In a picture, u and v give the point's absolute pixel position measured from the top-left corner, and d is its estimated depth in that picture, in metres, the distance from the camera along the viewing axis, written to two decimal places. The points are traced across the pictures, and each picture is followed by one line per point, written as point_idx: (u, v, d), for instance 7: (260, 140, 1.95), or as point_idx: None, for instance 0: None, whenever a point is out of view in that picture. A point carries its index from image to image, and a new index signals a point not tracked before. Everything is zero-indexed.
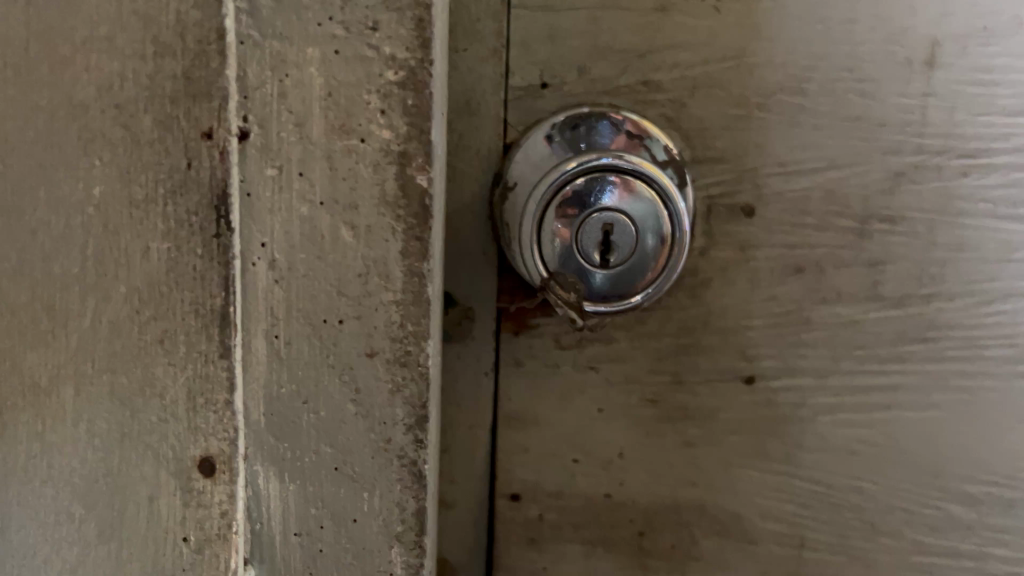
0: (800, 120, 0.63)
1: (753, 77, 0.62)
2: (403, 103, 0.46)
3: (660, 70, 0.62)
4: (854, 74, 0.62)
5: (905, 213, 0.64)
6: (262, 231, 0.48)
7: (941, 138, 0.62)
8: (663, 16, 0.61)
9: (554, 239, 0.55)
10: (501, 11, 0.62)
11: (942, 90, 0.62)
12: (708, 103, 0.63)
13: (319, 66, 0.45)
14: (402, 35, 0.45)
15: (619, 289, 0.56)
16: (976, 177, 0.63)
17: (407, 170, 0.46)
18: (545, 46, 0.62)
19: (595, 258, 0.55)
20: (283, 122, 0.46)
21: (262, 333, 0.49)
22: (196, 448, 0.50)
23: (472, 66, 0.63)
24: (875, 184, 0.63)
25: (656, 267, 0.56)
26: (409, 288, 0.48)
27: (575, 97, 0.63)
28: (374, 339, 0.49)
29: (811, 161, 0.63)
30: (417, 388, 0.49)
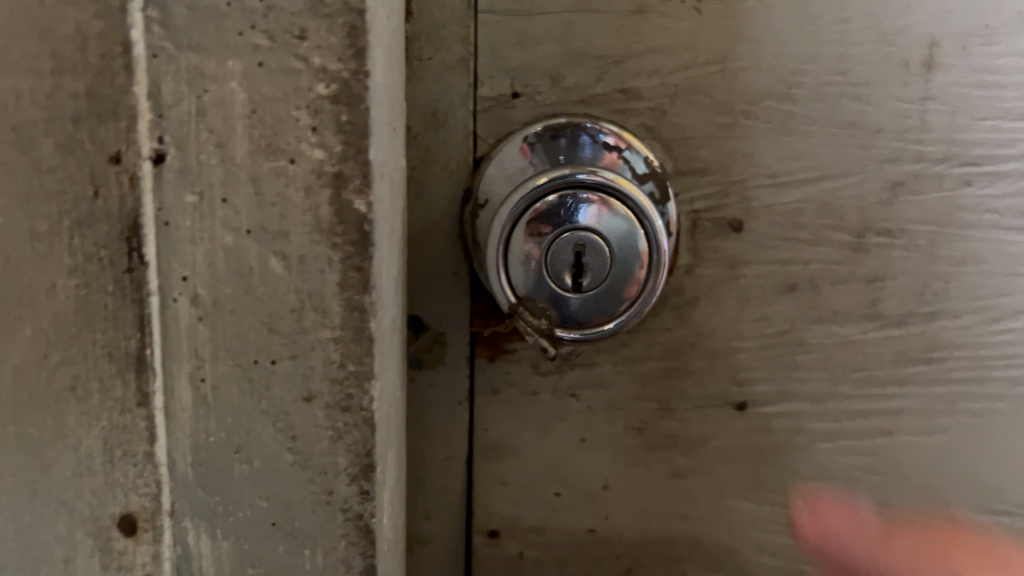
0: (791, 127, 0.58)
1: (738, 82, 0.58)
2: (336, 119, 0.41)
3: (638, 76, 0.58)
4: (846, 77, 0.57)
5: (905, 225, 0.59)
6: (182, 264, 0.43)
7: (943, 145, 0.58)
8: (640, 19, 0.57)
9: (523, 261, 0.51)
10: (467, 16, 0.58)
11: (943, 93, 0.57)
12: (691, 110, 0.58)
13: (241, 79, 0.41)
14: (333, 44, 0.40)
15: (593, 316, 0.52)
16: (981, 186, 0.59)
17: (344, 194, 0.42)
18: (515, 52, 0.58)
19: (567, 281, 0.51)
20: (202, 143, 0.42)
21: (186, 376, 0.44)
22: (115, 506, 0.46)
23: (438, 75, 0.59)
24: (872, 196, 0.59)
25: (633, 291, 0.51)
26: (349, 324, 0.43)
27: (550, 107, 0.59)
28: (310, 382, 0.44)
29: (803, 171, 0.59)
30: (361, 435, 0.45)
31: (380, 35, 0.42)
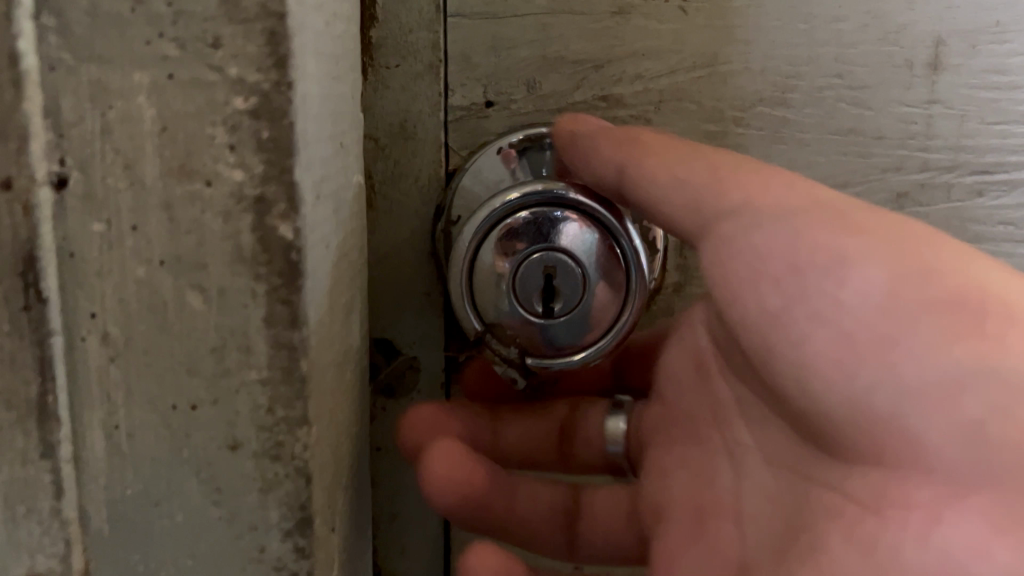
0: (785, 134, 0.54)
1: (728, 87, 0.54)
2: (257, 137, 0.33)
3: (620, 81, 0.54)
4: (844, 80, 0.53)
5: None
6: (90, 299, 0.36)
7: (950, 152, 0.54)
8: (621, 20, 0.53)
9: (490, 280, 0.47)
10: (436, 19, 0.54)
11: (949, 96, 0.53)
12: (677, 118, 0.54)
13: (150, 94, 0.33)
14: (251, 52, 0.32)
15: (562, 346, 0.47)
16: (993, 196, 0.55)
17: (268, 219, 0.34)
18: (488, 58, 0.54)
19: (536, 305, 0.47)
20: (109, 165, 0.34)
21: (98, 425, 0.37)
22: (19, 566, 0.39)
23: (406, 83, 0.55)
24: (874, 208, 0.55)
25: (606, 324, 0.47)
26: (277, 364, 0.36)
27: (526, 116, 0.55)
28: (236, 428, 0.37)
29: None
30: (294, 487, 0.37)
31: (326, 42, 0.37)
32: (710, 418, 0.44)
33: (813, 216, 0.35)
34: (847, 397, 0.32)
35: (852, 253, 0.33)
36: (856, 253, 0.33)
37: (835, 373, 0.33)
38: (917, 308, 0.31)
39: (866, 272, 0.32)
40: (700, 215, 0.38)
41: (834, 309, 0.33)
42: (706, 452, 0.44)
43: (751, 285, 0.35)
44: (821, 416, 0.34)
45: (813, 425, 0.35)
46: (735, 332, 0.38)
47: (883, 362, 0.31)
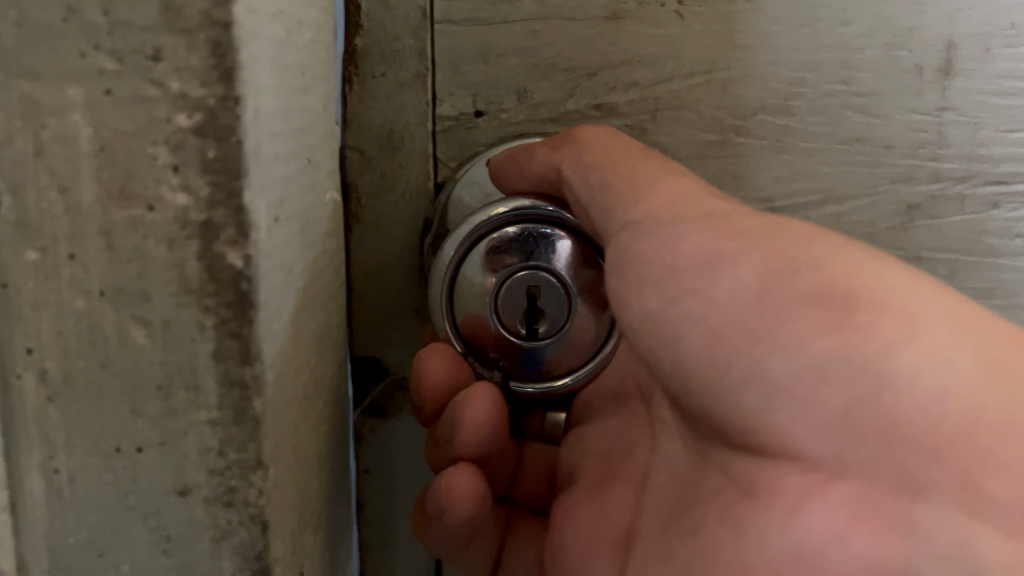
0: (789, 144, 0.51)
1: (728, 94, 0.51)
2: (202, 156, 0.29)
3: (615, 89, 0.51)
4: (851, 86, 0.50)
5: (922, 253, 0.52)
6: (28, 331, 0.31)
7: (962, 161, 0.51)
8: (615, 26, 0.50)
9: (469, 296, 0.46)
10: (422, 26, 0.51)
11: (962, 103, 0.50)
12: (674, 127, 0.52)
13: (84, 110, 0.28)
14: (194, 66, 0.28)
15: (543, 369, 0.46)
16: (1010, 209, 0.51)
17: (215, 247, 0.30)
18: (477, 67, 0.51)
19: (516, 325, 0.46)
20: (40, 187, 0.29)
21: (37, 468, 0.33)
22: None
23: (391, 93, 0.52)
24: (883, 219, 0.52)
25: (589, 350, 0.46)
26: (228, 404, 0.32)
27: (517, 127, 0.52)
28: (185, 473, 0.33)
29: (804, 193, 0.52)
30: (247, 535, 0.33)
31: (293, 53, 0.34)
32: (632, 390, 0.46)
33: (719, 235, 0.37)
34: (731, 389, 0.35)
35: (724, 255, 0.36)
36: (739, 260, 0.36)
37: (712, 368, 0.36)
38: (773, 302, 0.34)
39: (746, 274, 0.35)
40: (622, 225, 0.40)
41: (705, 305, 0.36)
42: (634, 435, 0.44)
43: (640, 291, 0.39)
44: (714, 410, 0.37)
45: (710, 416, 0.37)
46: (647, 344, 0.40)
47: (755, 354, 0.34)
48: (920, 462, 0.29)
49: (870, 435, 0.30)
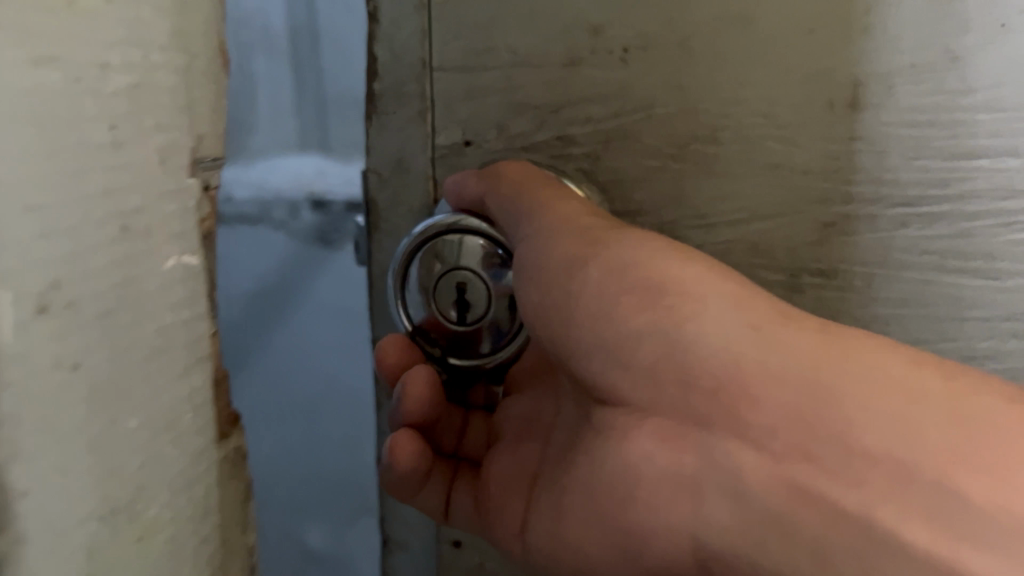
0: (720, 169, 0.59)
1: (667, 127, 0.59)
2: None
3: (574, 124, 0.60)
4: (772, 120, 0.57)
5: (839, 266, 0.59)
6: None
7: (873, 185, 0.57)
8: (573, 71, 0.59)
9: (421, 264, 0.59)
10: (423, 73, 0.63)
11: (871, 133, 0.56)
12: (624, 154, 0.60)
13: None
14: None
15: (453, 343, 0.60)
16: (916, 229, 0.57)
17: None
18: (465, 105, 0.63)
19: (445, 303, 0.59)
20: None
21: None
22: None
23: (400, 126, 0.65)
24: (803, 236, 0.59)
25: (490, 348, 0.59)
26: None
27: (496, 153, 0.63)
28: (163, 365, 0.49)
29: (733, 211, 0.60)
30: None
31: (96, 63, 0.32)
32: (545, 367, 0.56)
33: (578, 241, 0.49)
34: (586, 360, 0.47)
35: (581, 259, 0.47)
36: (586, 261, 0.47)
37: (573, 346, 0.48)
38: (611, 292, 0.46)
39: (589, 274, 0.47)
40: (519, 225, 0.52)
41: (567, 297, 0.48)
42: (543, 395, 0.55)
43: (526, 287, 0.50)
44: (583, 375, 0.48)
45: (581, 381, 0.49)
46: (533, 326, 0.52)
47: (597, 332, 0.46)
48: (701, 401, 0.42)
49: (669, 381, 0.43)
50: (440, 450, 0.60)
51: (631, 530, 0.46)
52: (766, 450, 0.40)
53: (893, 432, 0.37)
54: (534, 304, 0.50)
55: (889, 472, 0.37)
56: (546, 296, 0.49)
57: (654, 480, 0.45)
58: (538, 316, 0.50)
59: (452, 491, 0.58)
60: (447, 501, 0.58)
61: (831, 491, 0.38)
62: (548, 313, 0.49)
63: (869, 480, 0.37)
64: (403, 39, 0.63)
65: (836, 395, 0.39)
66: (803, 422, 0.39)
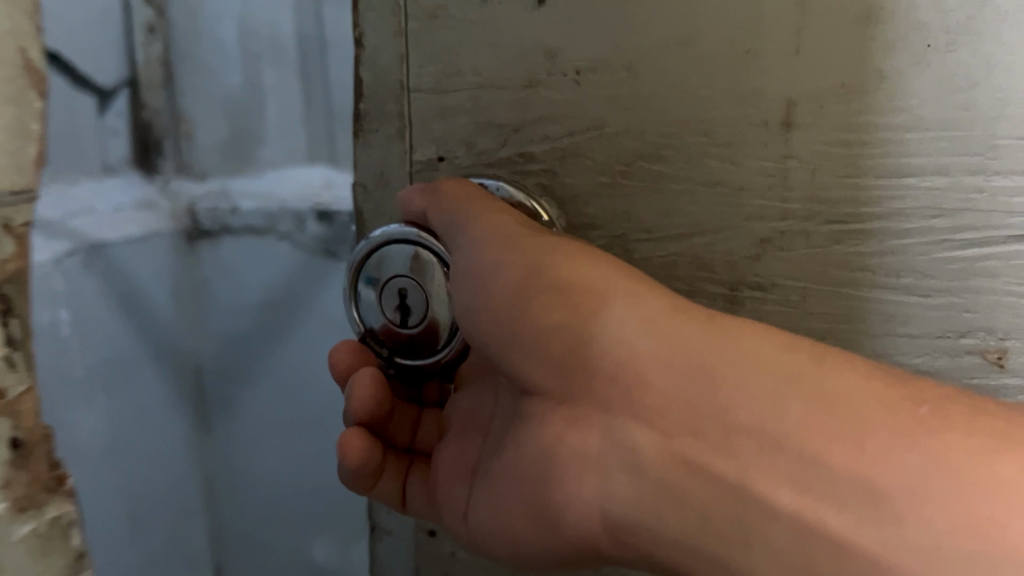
0: (664, 186, 0.58)
1: (614, 146, 0.59)
2: None
3: (534, 141, 0.62)
4: (711, 138, 0.56)
5: (775, 280, 0.58)
6: None
7: (806, 203, 0.55)
8: (531, 92, 0.60)
9: (370, 271, 0.61)
10: (401, 94, 0.67)
11: (804, 152, 0.54)
12: (576, 170, 0.61)
13: None
14: None
15: (399, 346, 0.62)
16: (849, 245, 0.55)
17: None
18: (437, 124, 0.66)
19: (392, 308, 0.61)
20: None
21: None
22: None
23: (383, 143, 0.70)
24: (740, 250, 0.58)
25: (434, 352, 0.62)
26: None
27: (466, 169, 0.66)
28: None
29: (676, 227, 0.59)
30: None
31: None
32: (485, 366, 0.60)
33: (503, 245, 0.50)
34: (509, 358, 0.50)
35: (502, 262, 0.49)
36: (507, 266, 0.49)
37: (498, 346, 0.50)
38: (531, 295, 0.48)
39: (511, 279, 0.49)
40: (451, 228, 0.54)
41: (490, 299, 0.50)
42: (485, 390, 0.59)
43: (457, 289, 0.52)
44: (510, 370, 0.51)
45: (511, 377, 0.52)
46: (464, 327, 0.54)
47: (517, 332, 0.49)
48: (607, 390, 0.46)
49: (578, 376, 0.47)
50: (395, 445, 0.64)
51: (546, 508, 0.49)
52: (658, 433, 0.44)
53: (763, 409, 0.40)
54: (463, 308, 0.52)
55: (762, 444, 0.40)
56: (471, 299, 0.51)
57: (566, 465, 0.48)
58: (466, 318, 0.52)
59: (409, 482, 0.62)
60: (403, 494, 0.62)
61: (712, 463, 0.42)
62: (475, 317, 0.51)
63: (742, 454, 0.41)
64: (385, 63, 0.67)
65: (715, 379, 0.42)
66: (688, 404, 0.43)
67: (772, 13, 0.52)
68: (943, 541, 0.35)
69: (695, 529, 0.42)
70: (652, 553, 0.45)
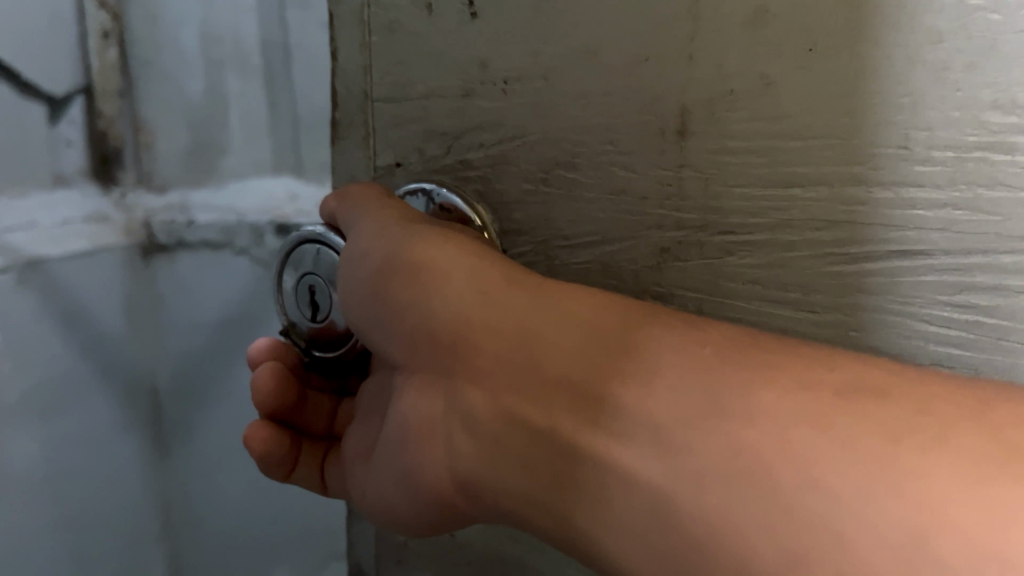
0: (578, 193, 0.59)
1: (535, 153, 0.61)
2: None
3: (470, 149, 0.64)
4: (615, 146, 0.57)
5: (675, 290, 0.56)
6: None
7: (699, 212, 0.54)
8: (467, 101, 0.63)
9: (294, 266, 0.66)
10: (365, 104, 0.70)
11: (696, 160, 0.53)
12: (506, 178, 0.63)
13: None
14: None
15: (315, 339, 0.66)
16: (738, 258, 0.53)
17: None
18: (394, 132, 0.69)
19: (310, 302, 0.66)
20: None
21: None
22: None
23: (352, 149, 0.73)
24: (643, 258, 0.57)
25: (343, 347, 0.65)
26: None
27: (418, 175, 0.69)
28: None
29: (589, 234, 0.60)
30: None
31: None
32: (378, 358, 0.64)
33: (378, 240, 0.58)
34: (394, 338, 0.57)
35: (380, 254, 0.58)
36: (383, 259, 0.58)
37: (382, 330, 0.58)
38: (405, 282, 0.56)
39: (387, 270, 0.57)
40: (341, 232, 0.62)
41: (372, 287, 0.58)
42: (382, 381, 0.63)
43: (347, 281, 0.60)
44: (394, 350, 0.58)
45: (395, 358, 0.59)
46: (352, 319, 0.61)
47: (396, 314, 0.57)
48: (470, 360, 0.53)
49: (450, 349, 0.54)
50: (313, 433, 0.68)
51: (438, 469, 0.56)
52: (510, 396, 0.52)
53: (582, 362, 0.49)
54: (352, 301, 0.60)
55: (581, 395, 0.48)
56: (356, 291, 0.59)
57: (447, 427, 0.55)
58: (354, 308, 0.60)
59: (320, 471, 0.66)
60: (321, 479, 0.66)
61: (546, 414, 0.50)
62: (360, 305, 0.58)
63: (570, 402, 0.49)
64: (352, 74, 0.70)
65: (538, 341, 0.51)
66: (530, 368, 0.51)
67: (665, 17, 0.52)
68: (728, 460, 0.40)
69: (546, 475, 0.49)
70: (519, 500, 0.51)
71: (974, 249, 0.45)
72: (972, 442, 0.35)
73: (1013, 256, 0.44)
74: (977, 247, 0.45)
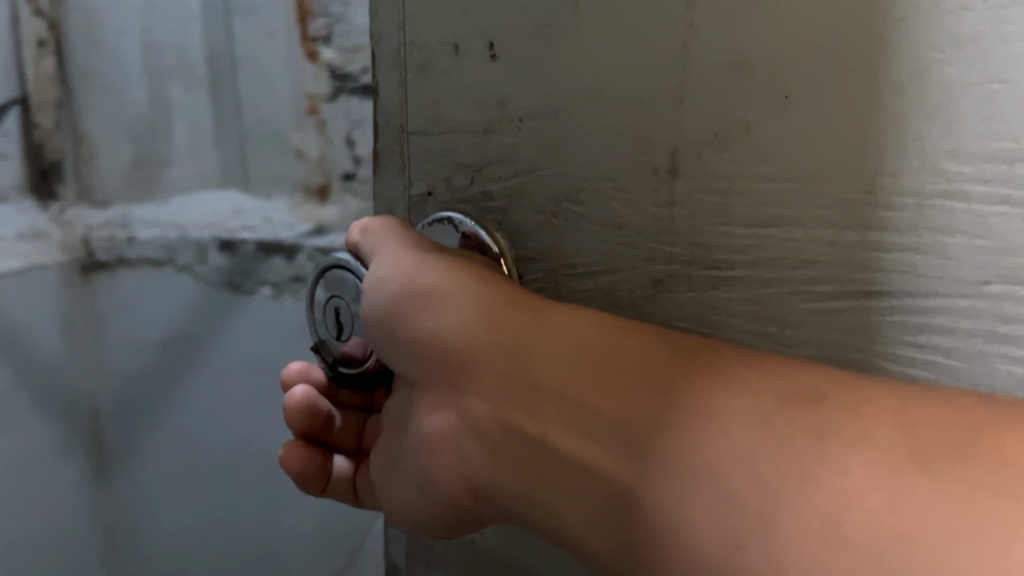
0: (583, 225, 0.63)
1: (546, 187, 0.65)
2: None
3: (490, 181, 0.68)
4: (614, 183, 0.60)
5: (665, 319, 0.60)
6: None
7: (687, 248, 0.57)
8: (489, 136, 0.67)
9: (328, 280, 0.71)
10: (401, 136, 0.74)
11: (685, 198, 0.56)
12: (521, 209, 0.67)
13: None
14: None
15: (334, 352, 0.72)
16: (721, 292, 0.56)
17: None
18: (426, 163, 0.73)
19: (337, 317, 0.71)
20: None
21: None
22: None
23: (389, 178, 0.78)
24: (639, 288, 0.61)
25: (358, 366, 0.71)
26: None
27: (448, 203, 0.73)
28: None
29: (592, 264, 0.63)
30: None
31: None
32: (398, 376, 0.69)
33: (393, 266, 0.64)
34: (410, 357, 0.63)
35: (395, 279, 0.63)
36: (398, 284, 0.63)
37: (400, 348, 0.63)
38: (417, 305, 0.62)
39: (402, 293, 0.63)
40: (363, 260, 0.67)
41: (390, 310, 0.63)
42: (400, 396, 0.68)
43: (367, 303, 0.66)
44: (410, 368, 0.63)
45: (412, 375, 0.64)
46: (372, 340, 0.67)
47: (410, 334, 0.62)
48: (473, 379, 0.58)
49: (456, 368, 0.59)
50: (344, 449, 0.75)
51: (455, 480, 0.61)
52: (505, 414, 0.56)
53: (565, 381, 0.53)
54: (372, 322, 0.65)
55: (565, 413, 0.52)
56: (375, 313, 0.64)
57: (458, 441, 0.60)
58: (374, 328, 0.65)
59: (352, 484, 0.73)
60: (355, 487, 0.73)
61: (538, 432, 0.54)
62: (380, 325, 0.64)
63: (555, 420, 0.53)
64: (391, 106, 0.74)
65: (527, 360, 0.55)
66: (523, 388, 0.55)
67: (655, 66, 0.56)
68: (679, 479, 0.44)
69: (543, 489, 0.54)
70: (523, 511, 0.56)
71: (934, 294, 0.47)
72: (873, 467, 0.37)
73: (968, 301, 0.46)
74: (930, 290, 0.47)
